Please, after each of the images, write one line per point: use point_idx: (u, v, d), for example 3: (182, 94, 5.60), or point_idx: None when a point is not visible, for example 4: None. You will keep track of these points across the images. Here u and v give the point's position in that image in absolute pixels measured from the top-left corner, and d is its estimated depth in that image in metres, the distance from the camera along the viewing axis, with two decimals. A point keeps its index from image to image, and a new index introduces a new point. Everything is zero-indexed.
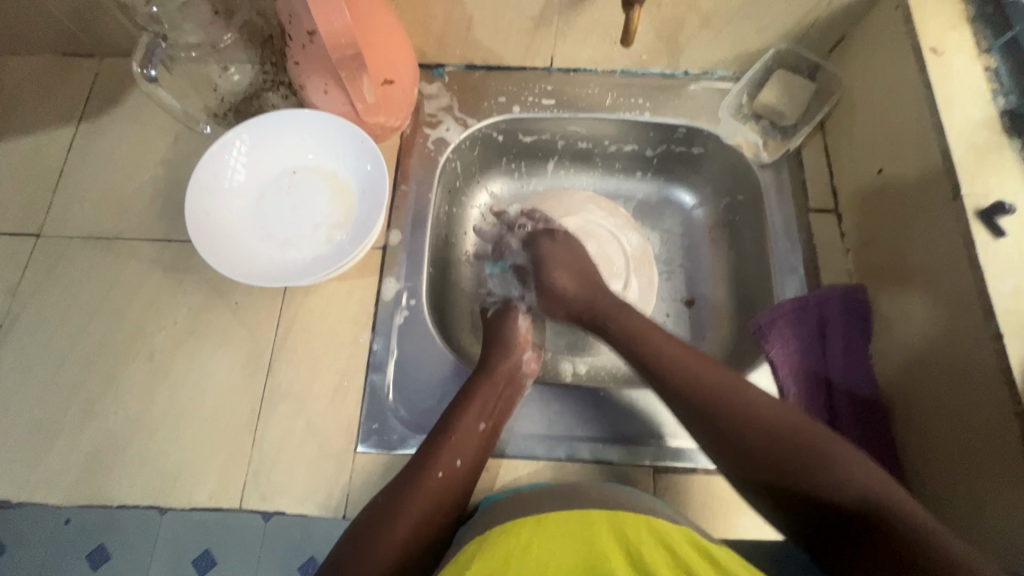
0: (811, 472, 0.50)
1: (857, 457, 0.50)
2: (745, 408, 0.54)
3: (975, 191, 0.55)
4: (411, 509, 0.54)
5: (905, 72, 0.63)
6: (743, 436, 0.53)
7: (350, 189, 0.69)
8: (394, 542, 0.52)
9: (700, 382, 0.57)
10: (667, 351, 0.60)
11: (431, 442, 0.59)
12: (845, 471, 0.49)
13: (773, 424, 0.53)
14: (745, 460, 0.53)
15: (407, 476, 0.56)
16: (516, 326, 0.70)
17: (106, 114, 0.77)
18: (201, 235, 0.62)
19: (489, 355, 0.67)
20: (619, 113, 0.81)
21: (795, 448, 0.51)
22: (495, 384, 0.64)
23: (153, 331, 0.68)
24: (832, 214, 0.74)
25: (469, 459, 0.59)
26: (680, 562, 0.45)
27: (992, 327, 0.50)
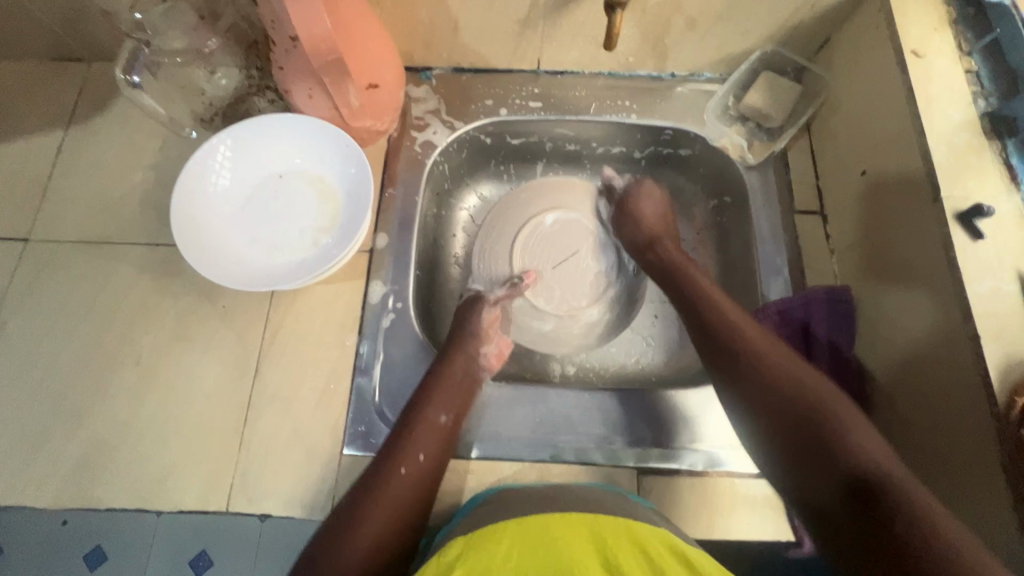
0: (819, 436, 0.50)
1: (867, 430, 0.50)
2: (775, 368, 0.56)
3: (955, 193, 0.55)
4: (378, 506, 0.54)
5: (887, 74, 0.64)
6: (767, 398, 0.54)
7: (336, 193, 0.69)
8: (364, 542, 0.52)
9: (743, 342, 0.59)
10: (725, 312, 0.62)
11: (394, 440, 0.59)
12: (854, 440, 0.49)
13: (793, 389, 0.54)
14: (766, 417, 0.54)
15: (373, 474, 0.57)
16: (479, 321, 0.71)
17: (94, 118, 0.78)
18: (187, 240, 0.63)
19: (447, 347, 0.68)
20: (606, 115, 0.81)
21: (810, 414, 0.52)
22: (454, 375, 0.65)
23: (140, 335, 0.69)
24: (817, 216, 0.75)
25: (433, 453, 0.59)
26: (654, 565, 0.44)
27: (969, 329, 0.51)
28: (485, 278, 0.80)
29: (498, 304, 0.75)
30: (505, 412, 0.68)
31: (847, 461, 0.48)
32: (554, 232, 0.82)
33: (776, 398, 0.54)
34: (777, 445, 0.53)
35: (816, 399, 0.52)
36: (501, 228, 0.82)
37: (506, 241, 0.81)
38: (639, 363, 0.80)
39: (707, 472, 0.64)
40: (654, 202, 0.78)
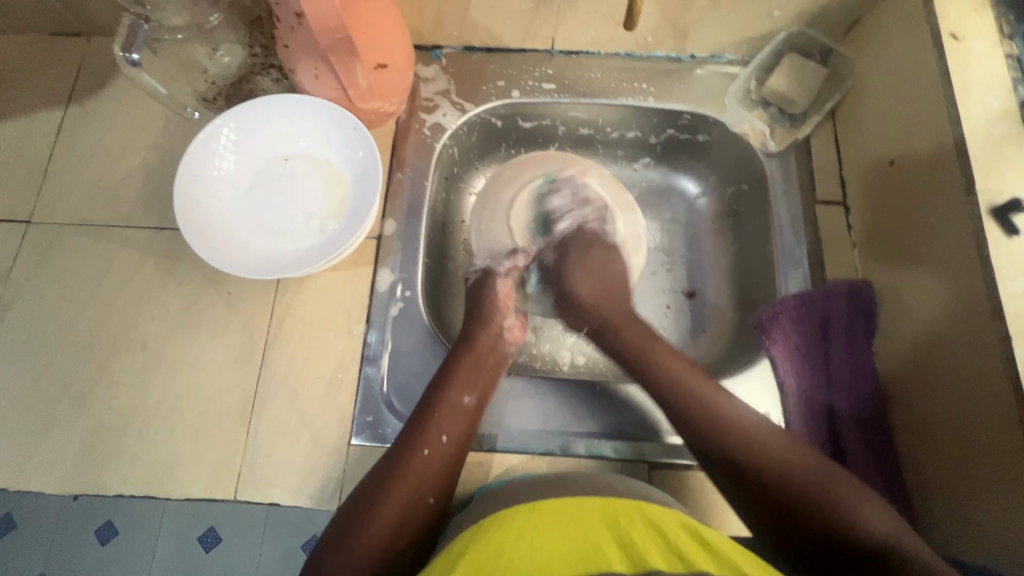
0: (824, 512, 0.49)
1: (871, 502, 0.50)
2: (759, 448, 0.53)
3: (990, 187, 0.52)
4: (400, 489, 0.53)
5: (921, 59, 0.61)
6: (758, 473, 0.52)
7: (344, 176, 0.67)
8: (383, 523, 0.51)
9: (723, 428, 0.55)
10: (671, 369, 0.60)
11: (416, 419, 0.58)
12: (862, 516, 0.48)
13: (783, 469, 0.52)
14: (756, 501, 0.52)
15: (398, 453, 0.56)
16: (495, 295, 0.70)
17: (95, 97, 0.75)
18: (191, 226, 0.61)
19: (473, 327, 0.67)
20: (622, 98, 0.78)
21: (811, 494, 0.50)
22: (476, 358, 0.64)
23: (146, 321, 0.68)
24: (839, 206, 0.72)
25: (456, 435, 0.58)
26: (671, 546, 0.44)
27: (1000, 329, 0.48)
28: (487, 251, 0.76)
29: (510, 275, 0.73)
30: (510, 404, 0.67)
31: (861, 542, 0.47)
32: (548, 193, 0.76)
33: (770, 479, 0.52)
34: (773, 521, 0.51)
35: (809, 481, 0.51)
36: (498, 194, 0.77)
37: (501, 207, 0.76)
38: None
39: None
40: (591, 274, 0.71)
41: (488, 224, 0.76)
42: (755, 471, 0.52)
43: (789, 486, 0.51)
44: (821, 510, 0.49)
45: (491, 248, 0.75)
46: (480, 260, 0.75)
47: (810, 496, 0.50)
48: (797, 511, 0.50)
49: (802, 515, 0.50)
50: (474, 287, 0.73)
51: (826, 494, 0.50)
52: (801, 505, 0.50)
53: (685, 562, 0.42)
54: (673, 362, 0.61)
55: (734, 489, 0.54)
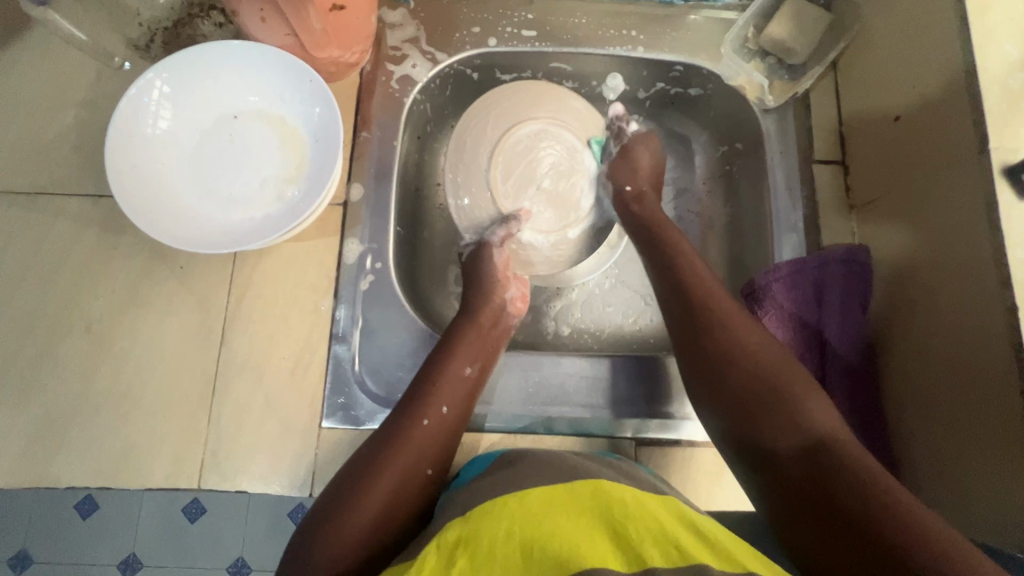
0: (779, 410, 0.48)
1: (828, 401, 0.49)
2: (752, 332, 0.53)
3: (1004, 145, 0.48)
4: (398, 459, 0.50)
5: (936, 0, 0.55)
6: (731, 354, 0.52)
7: (301, 137, 0.60)
8: (379, 496, 0.48)
9: (725, 324, 0.54)
10: (686, 252, 0.61)
11: (415, 390, 0.55)
12: (815, 407, 0.48)
13: (760, 359, 0.51)
14: (721, 390, 0.51)
15: (394, 426, 0.52)
16: (494, 266, 0.65)
17: (10, 43, 0.66)
18: (127, 193, 0.54)
19: (472, 296, 0.64)
20: (611, 47, 0.72)
21: (775, 388, 0.49)
22: (479, 330, 0.61)
23: (89, 300, 0.61)
24: (837, 166, 0.68)
25: (455, 407, 0.55)
26: (669, 538, 0.40)
27: (1006, 300, 0.46)
28: (472, 224, 0.68)
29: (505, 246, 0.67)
30: (490, 382, 0.63)
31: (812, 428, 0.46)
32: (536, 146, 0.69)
33: (745, 379, 0.50)
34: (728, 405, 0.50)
35: (784, 371, 0.50)
36: (480, 149, 0.69)
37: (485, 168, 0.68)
38: (638, 325, 0.76)
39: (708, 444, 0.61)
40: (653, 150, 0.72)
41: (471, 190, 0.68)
42: (735, 350, 0.52)
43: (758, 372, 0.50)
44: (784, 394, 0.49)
45: (478, 220, 0.68)
46: (469, 233, 0.68)
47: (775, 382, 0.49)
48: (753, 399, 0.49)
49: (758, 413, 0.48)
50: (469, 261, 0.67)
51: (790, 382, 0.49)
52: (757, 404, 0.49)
53: (682, 554, 0.38)
54: (697, 263, 0.60)
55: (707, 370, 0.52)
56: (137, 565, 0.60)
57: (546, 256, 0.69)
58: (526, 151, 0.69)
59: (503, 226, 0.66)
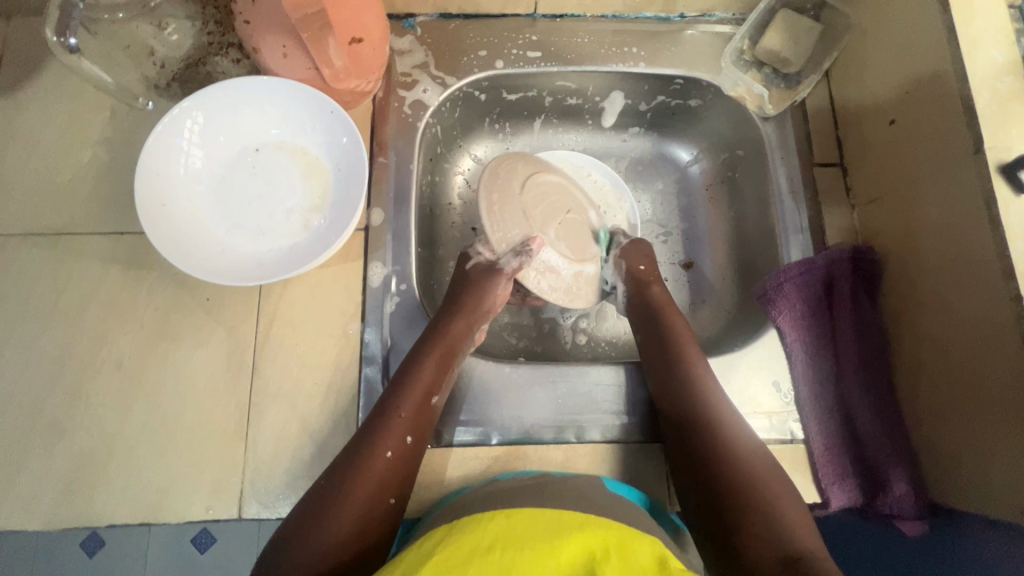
0: (756, 518, 0.52)
1: (800, 514, 0.53)
2: (731, 438, 0.58)
3: (998, 144, 0.52)
4: (360, 490, 0.52)
5: (923, 11, 0.59)
6: (715, 463, 0.56)
7: (324, 165, 0.61)
8: (342, 526, 0.50)
9: (709, 411, 0.59)
10: (675, 327, 0.66)
11: (373, 422, 0.56)
12: (786, 522, 0.52)
13: (739, 469, 0.56)
14: (703, 503, 0.56)
15: (357, 452, 0.54)
16: (486, 296, 0.65)
17: (27, 87, 0.67)
18: (160, 229, 0.55)
19: (445, 315, 0.63)
20: (613, 65, 0.74)
21: (750, 492, 0.54)
22: (443, 351, 0.61)
23: (119, 336, 0.62)
24: (836, 168, 0.71)
25: (417, 434, 0.57)
26: None
27: (1011, 290, 0.49)
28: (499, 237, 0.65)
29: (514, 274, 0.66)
30: (521, 393, 0.64)
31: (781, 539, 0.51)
32: (551, 196, 0.71)
33: (724, 472, 0.56)
34: (709, 516, 0.55)
35: (758, 481, 0.55)
36: (510, 177, 0.68)
37: (515, 195, 0.67)
38: None
39: None
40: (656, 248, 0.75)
41: (496, 214, 0.65)
42: (714, 458, 0.57)
43: (735, 481, 0.55)
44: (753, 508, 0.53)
45: (509, 237, 0.66)
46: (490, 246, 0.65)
47: (751, 486, 0.54)
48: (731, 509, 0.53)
49: (736, 518, 0.53)
50: (473, 273, 0.67)
51: (762, 493, 0.54)
52: (737, 509, 0.53)
53: None
54: (688, 345, 0.64)
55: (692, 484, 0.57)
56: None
57: (566, 283, 0.69)
58: (546, 196, 0.70)
59: (521, 255, 0.65)
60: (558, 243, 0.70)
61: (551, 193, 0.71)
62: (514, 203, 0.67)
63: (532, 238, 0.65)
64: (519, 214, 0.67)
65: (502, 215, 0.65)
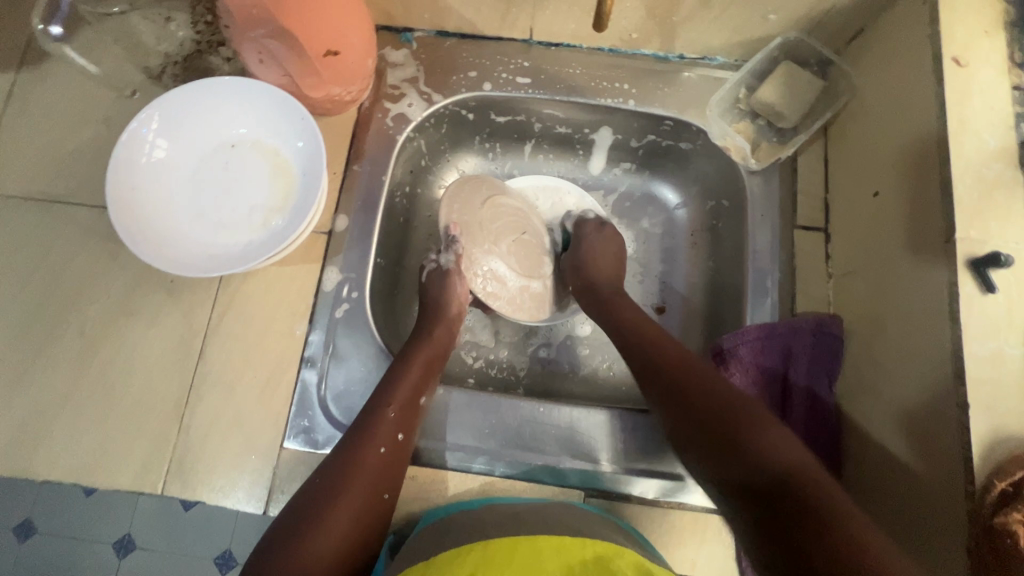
0: (738, 442, 0.47)
1: (783, 434, 0.47)
2: (699, 374, 0.54)
3: (971, 236, 0.48)
4: (360, 482, 0.53)
5: (919, 82, 0.55)
6: (685, 397, 0.52)
7: (291, 168, 0.63)
8: (343, 523, 0.51)
9: (668, 357, 0.57)
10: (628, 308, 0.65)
11: (363, 419, 0.57)
12: (767, 442, 0.46)
13: (709, 397, 0.51)
14: (687, 433, 0.51)
15: (348, 451, 0.55)
16: (450, 299, 0.67)
17: (43, 62, 0.71)
18: (124, 213, 0.58)
19: (426, 325, 0.66)
20: (602, 99, 0.73)
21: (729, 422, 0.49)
22: (431, 347, 0.64)
23: (85, 304, 0.66)
24: (819, 233, 0.67)
25: (408, 431, 0.58)
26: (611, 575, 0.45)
27: (959, 396, 0.45)
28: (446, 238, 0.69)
29: (457, 269, 0.69)
30: (451, 417, 0.64)
31: (768, 463, 0.45)
32: (511, 211, 0.74)
33: (695, 401, 0.51)
34: (698, 440, 0.50)
35: (730, 405, 0.50)
36: (468, 190, 0.71)
37: (473, 211, 0.71)
38: (609, 370, 0.78)
39: (660, 502, 0.61)
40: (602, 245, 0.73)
41: (454, 214, 0.70)
42: (683, 392, 0.53)
43: (705, 407, 0.50)
44: (734, 434, 0.47)
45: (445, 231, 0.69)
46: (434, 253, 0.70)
47: (721, 414, 0.49)
48: (712, 438, 0.49)
49: (725, 441, 0.48)
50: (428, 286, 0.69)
51: (738, 417, 0.49)
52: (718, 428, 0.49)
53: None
54: (642, 317, 0.64)
55: (672, 418, 0.53)
56: (130, 546, 0.61)
57: (511, 293, 0.72)
58: (506, 216, 0.73)
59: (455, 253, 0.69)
60: (507, 255, 0.72)
61: (508, 210, 0.73)
62: (472, 217, 0.71)
63: (452, 224, 0.69)
64: (474, 220, 0.71)
65: (460, 223, 0.70)
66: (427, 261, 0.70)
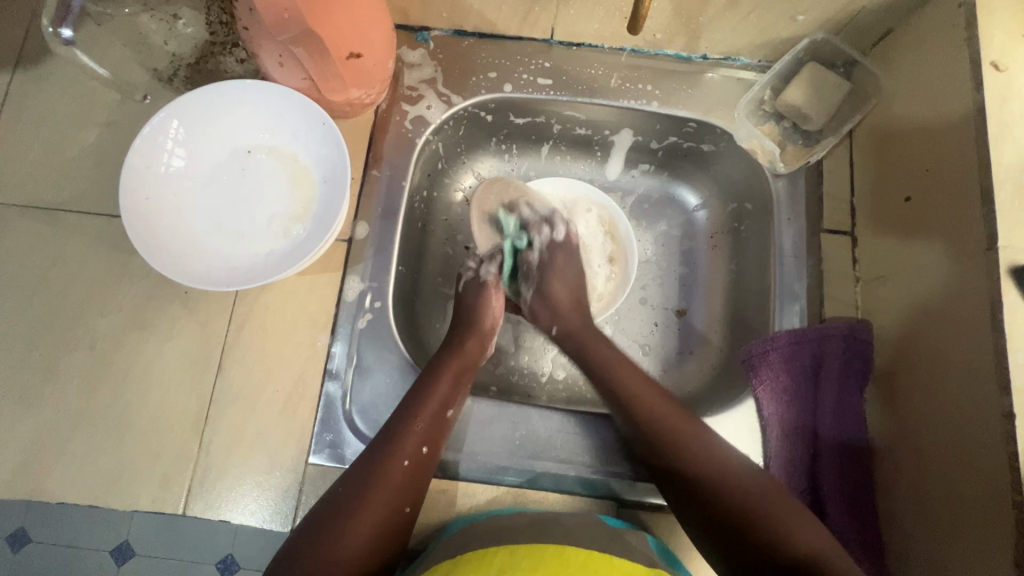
0: (767, 536, 0.49)
1: (805, 519, 0.50)
2: (710, 457, 0.54)
3: (1013, 244, 0.48)
4: (382, 494, 0.52)
5: (955, 87, 0.55)
6: (704, 484, 0.53)
7: (311, 176, 0.61)
8: (361, 535, 0.50)
9: (673, 435, 0.56)
10: (617, 364, 0.61)
11: (390, 430, 0.56)
12: (796, 532, 0.49)
13: (732, 484, 0.52)
14: (705, 519, 0.52)
15: (372, 462, 0.53)
16: (486, 309, 0.67)
17: (42, 62, 0.68)
18: (139, 225, 0.55)
19: (458, 336, 0.65)
20: (624, 100, 0.72)
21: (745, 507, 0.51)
22: (464, 359, 0.62)
23: (95, 317, 0.63)
24: (846, 236, 0.67)
25: (434, 445, 0.56)
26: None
27: (1003, 406, 0.45)
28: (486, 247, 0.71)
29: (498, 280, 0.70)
30: (483, 428, 0.63)
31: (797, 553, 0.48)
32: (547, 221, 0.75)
33: (714, 491, 0.52)
34: (717, 532, 0.52)
35: (753, 497, 0.51)
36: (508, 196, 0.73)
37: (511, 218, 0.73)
38: None
39: None
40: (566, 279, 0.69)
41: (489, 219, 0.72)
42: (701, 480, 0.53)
43: (727, 496, 0.52)
44: (765, 529, 0.49)
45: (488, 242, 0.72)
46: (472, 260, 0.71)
47: (744, 502, 0.51)
48: (737, 529, 0.50)
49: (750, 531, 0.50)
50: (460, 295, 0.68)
51: (765, 509, 0.50)
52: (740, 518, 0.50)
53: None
54: (634, 374, 0.60)
55: (686, 504, 0.54)
56: (128, 552, 0.60)
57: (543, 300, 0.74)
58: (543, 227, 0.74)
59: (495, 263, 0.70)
60: None
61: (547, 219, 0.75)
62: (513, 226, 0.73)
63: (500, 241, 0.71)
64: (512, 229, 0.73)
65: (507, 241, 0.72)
66: (467, 267, 0.71)
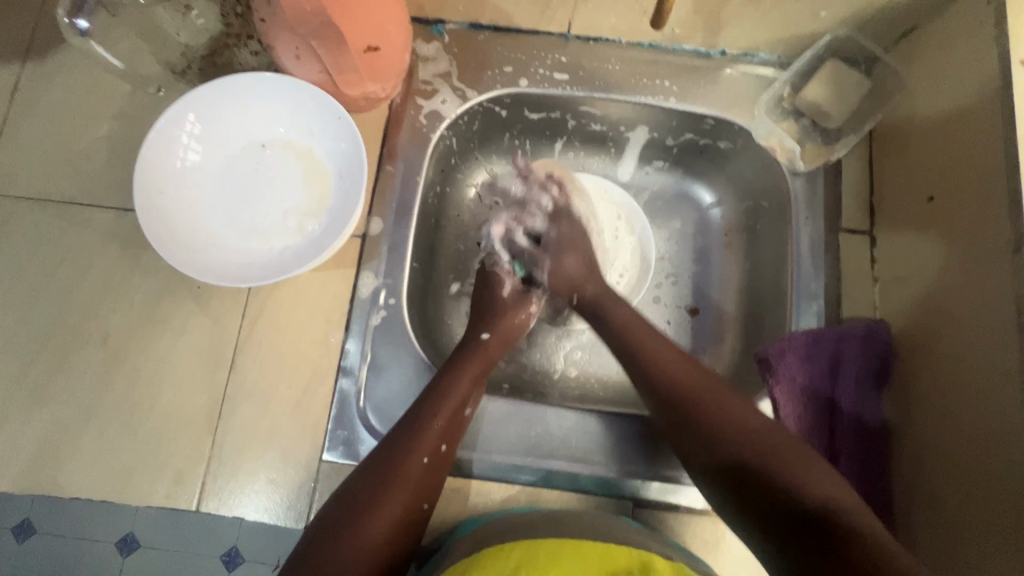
0: (782, 487, 0.47)
1: (823, 471, 0.48)
2: (727, 415, 0.52)
3: None
4: (400, 490, 0.51)
5: (981, 86, 0.54)
6: (719, 434, 0.51)
7: (326, 171, 0.61)
8: (381, 528, 0.50)
9: (686, 384, 0.55)
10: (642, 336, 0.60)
11: (406, 425, 0.55)
12: (810, 482, 0.47)
13: (748, 435, 0.51)
14: (721, 476, 0.50)
15: (389, 459, 0.53)
16: (506, 305, 0.68)
17: (52, 52, 0.67)
18: (154, 219, 0.55)
19: (478, 333, 0.65)
20: (641, 96, 0.71)
21: (759, 451, 0.49)
22: (487, 354, 0.63)
23: (107, 312, 0.62)
24: (865, 236, 0.66)
25: (451, 441, 0.56)
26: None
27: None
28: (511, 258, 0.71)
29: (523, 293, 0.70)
30: (496, 426, 0.63)
31: (808, 504, 0.46)
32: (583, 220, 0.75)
33: (729, 437, 0.51)
34: (734, 484, 0.49)
35: (770, 453, 0.49)
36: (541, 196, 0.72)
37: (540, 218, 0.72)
38: None
39: (709, 511, 0.60)
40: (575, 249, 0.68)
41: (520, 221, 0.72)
42: (717, 432, 0.51)
43: (740, 455, 0.50)
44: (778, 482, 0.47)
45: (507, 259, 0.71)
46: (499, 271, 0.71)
47: (757, 459, 0.49)
48: (752, 483, 0.48)
49: (769, 479, 0.48)
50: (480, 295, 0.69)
51: (779, 464, 0.48)
52: (758, 469, 0.49)
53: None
54: (654, 337, 0.60)
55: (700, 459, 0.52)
56: (134, 544, 0.59)
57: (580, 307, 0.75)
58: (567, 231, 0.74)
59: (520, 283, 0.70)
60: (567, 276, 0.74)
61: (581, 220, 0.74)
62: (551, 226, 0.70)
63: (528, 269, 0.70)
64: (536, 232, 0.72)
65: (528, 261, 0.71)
66: (490, 250, 0.72)
